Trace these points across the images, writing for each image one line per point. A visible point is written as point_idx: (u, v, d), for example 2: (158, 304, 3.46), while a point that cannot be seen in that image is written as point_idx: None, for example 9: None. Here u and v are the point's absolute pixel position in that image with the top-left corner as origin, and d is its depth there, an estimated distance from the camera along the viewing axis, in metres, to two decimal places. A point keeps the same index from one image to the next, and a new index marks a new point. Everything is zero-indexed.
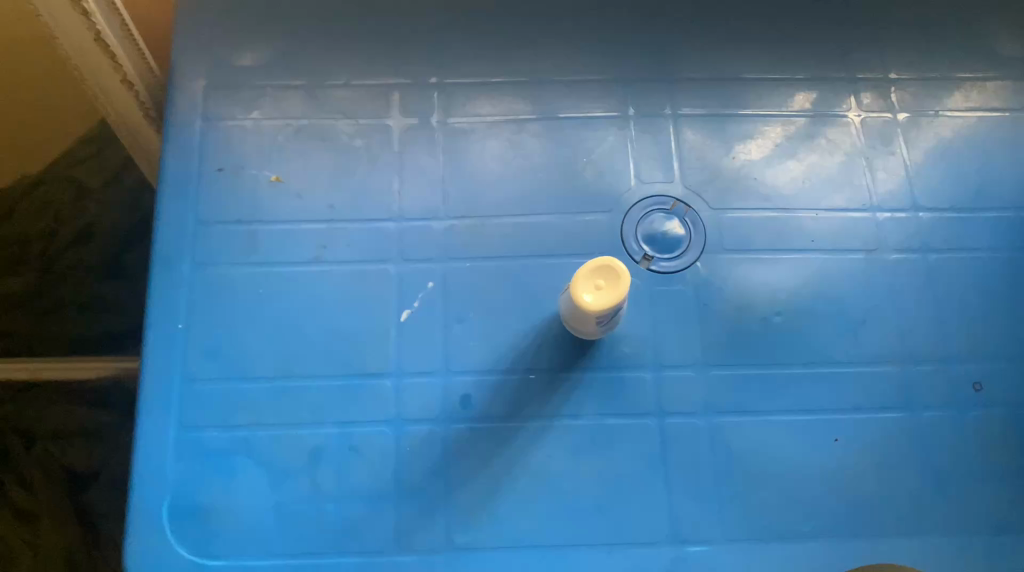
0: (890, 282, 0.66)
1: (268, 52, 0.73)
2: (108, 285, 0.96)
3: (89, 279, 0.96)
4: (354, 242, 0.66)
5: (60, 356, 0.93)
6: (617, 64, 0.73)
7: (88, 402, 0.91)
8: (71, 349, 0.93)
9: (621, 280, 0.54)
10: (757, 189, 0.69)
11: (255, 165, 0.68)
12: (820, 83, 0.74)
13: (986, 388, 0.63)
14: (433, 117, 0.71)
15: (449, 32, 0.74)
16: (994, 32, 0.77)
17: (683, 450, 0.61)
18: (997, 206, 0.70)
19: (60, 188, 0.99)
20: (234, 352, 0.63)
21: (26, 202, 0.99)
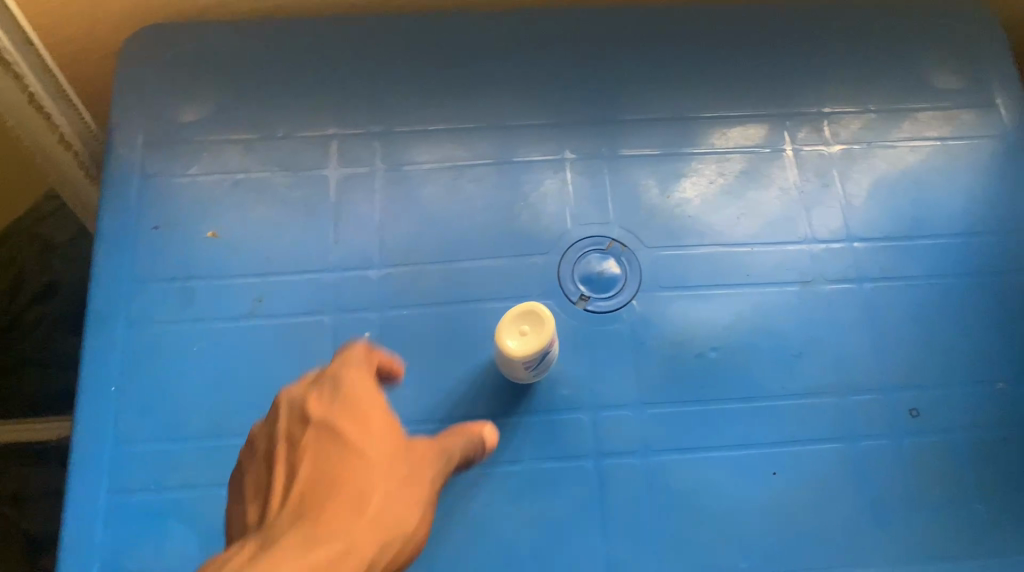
0: (826, 312, 0.67)
1: (208, 107, 0.73)
2: (63, 343, 0.95)
3: (43, 338, 0.95)
4: (290, 294, 0.66)
5: (19, 415, 0.91)
6: (552, 108, 0.74)
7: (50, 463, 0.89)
8: (24, 408, 0.91)
9: (543, 321, 0.57)
10: (692, 227, 0.70)
11: (192, 220, 0.69)
12: (756, 120, 0.74)
13: (922, 415, 0.64)
14: (372, 165, 0.71)
15: (386, 83, 0.75)
16: (925, 65, 0.78)
17: (621, 490, 0.60)
18: (932, 233, 0.70)
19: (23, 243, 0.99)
20: (167, 411, 0.62)
21: None
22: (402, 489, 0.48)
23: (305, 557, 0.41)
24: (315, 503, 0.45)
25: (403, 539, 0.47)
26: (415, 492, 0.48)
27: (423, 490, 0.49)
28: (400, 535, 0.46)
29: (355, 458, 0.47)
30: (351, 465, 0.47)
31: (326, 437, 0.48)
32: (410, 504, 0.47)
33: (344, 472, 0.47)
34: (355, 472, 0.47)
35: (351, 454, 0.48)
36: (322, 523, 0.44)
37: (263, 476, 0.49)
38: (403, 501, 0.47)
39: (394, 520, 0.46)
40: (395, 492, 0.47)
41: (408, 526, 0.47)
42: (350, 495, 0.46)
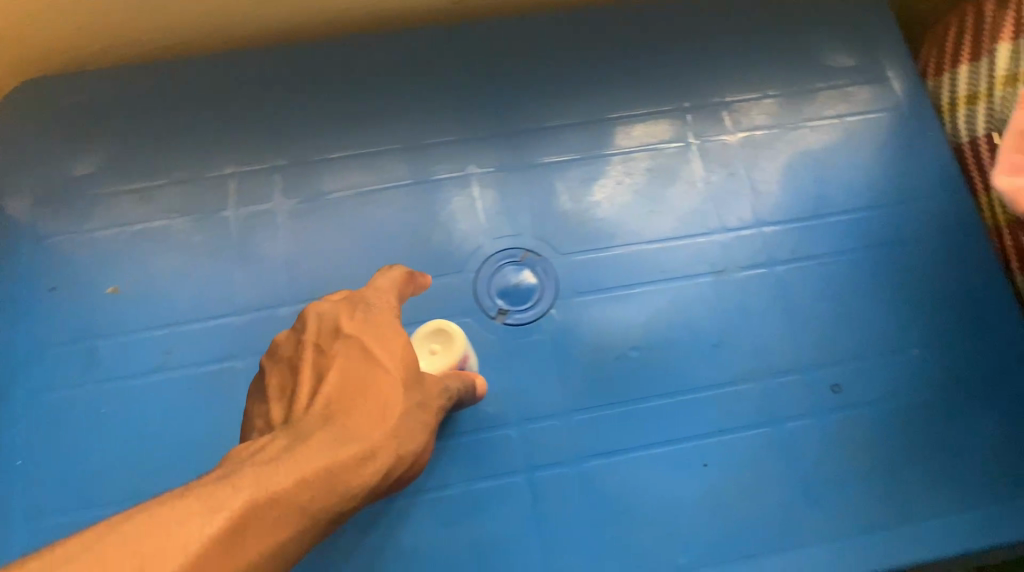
0: (741, 299, 0.67)
1: (97, 159, 0.71)
2: None
3: None
4: (200, 342, 0.64)
5: None
6: (453, 124, 0.73)
7: None
8: None
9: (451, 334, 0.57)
10: (602, 228, 0.69)
11: (91, 276, 0.66)
12: (656, 116, 0.75)
13: (845, 389, 0.64)
14: (273, 201, 0.69)
15: (281, 116, 0.73)
16: (816, 44, 0.79)
17: (554, 501, 0.60)
18: (838, 209, 0.71)
19: None
20: (78, 479, 0.60)
21: None
22: (420, 414, 0.46)
23: (333, 455, 0.40)
24: (341, 403, 0.43)
25: (415, 458, 0.45)
26: (428, 417, 0.47)
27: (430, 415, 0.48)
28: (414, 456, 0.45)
29: (383, 370, 0.45)
30: (375, 378, 0.45)
31: (355, 346, 0.46)
32: (422, 427, 0.46)
33: (371, 383, 0.45)
34: (383, 387, 0.45)
35: (377, 366, 0.45)
36: (347, 424, 0.42)
37: (286, 377, 0.48)
38: (418, 424, 0.46)
39: (410, 440, 0.45)
40: (411, 413, 0.45)
41: (420, 446, 0.45)
42: (375, 404, 0.44)
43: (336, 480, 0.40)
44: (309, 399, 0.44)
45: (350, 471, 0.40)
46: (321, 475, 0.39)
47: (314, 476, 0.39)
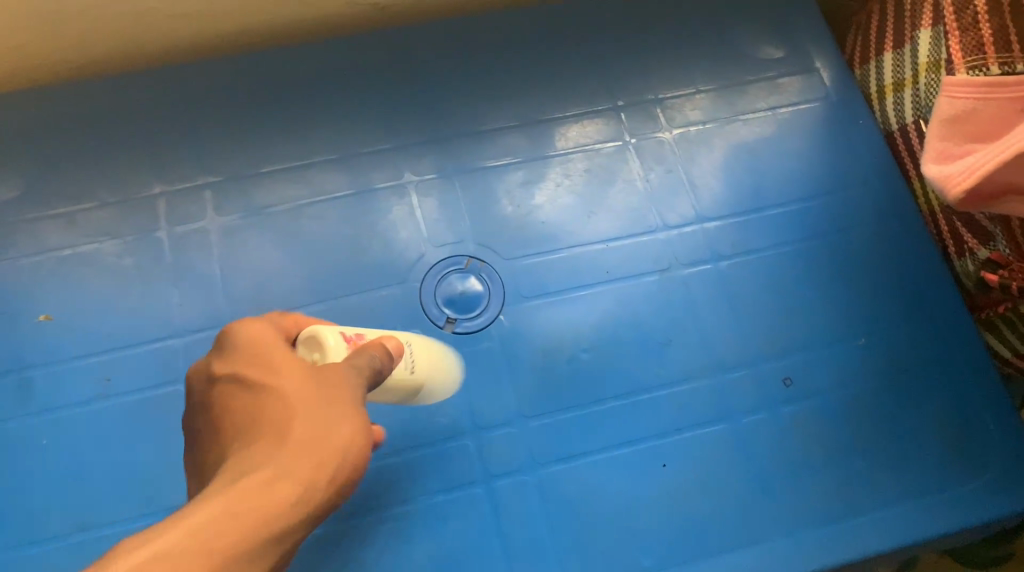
0: (688, 296, 0.67)
1: (19, 182, 0.68)
2: None
3: None
4: (139, 368, 0.62)
5: None
6: (388, 132, 0.72)
7: None
8: None
9: (330, 340, 0.45)
10: (545, 231, 0.69)
11: (18, 307, 0.64)
12: (593, 116, 0.75)
13: (795, 381, 0.65)
14: (205, 219, 0.68)
15: (209, 130, 0.71)
16: (746, 37, 0.80)
17: (514, 510, 0.59)
18: (776, 203, 0.72)
19: None
20: (20, 516, 0.58)
21: None
22: (339, 396, 0.42)
23: (234, 487, 0.36)
24: (243, 444, 0.41)
25: (350, 443, 0.41)
26: (347, 393, 0.42)
27: (352, 401, 0.42)
28: (343, 442, 0.41)
29: (278, 384, 0.42)
30: (276, 393, 0.41)
31: (236, 383, 0.43)
32: (347, 408, 0.42)
33: (269, 404, 0.41)
34: (275, 400, 0.41)
35: (263, 389, 0.41)
36: (249, 457, 0.39)
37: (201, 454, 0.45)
38: (341, 406, 0.41)
39: (334, 430, 0.41)
40: (332, 401, 0.41)
41: (352, 428, 0.41)
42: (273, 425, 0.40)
43: (261, 498, 0.37)
44: (223, 451, 0.42)
45: (255, 492, 0.36)
46: (218, 507, 0.35)
47: (216, 510, 0.35)
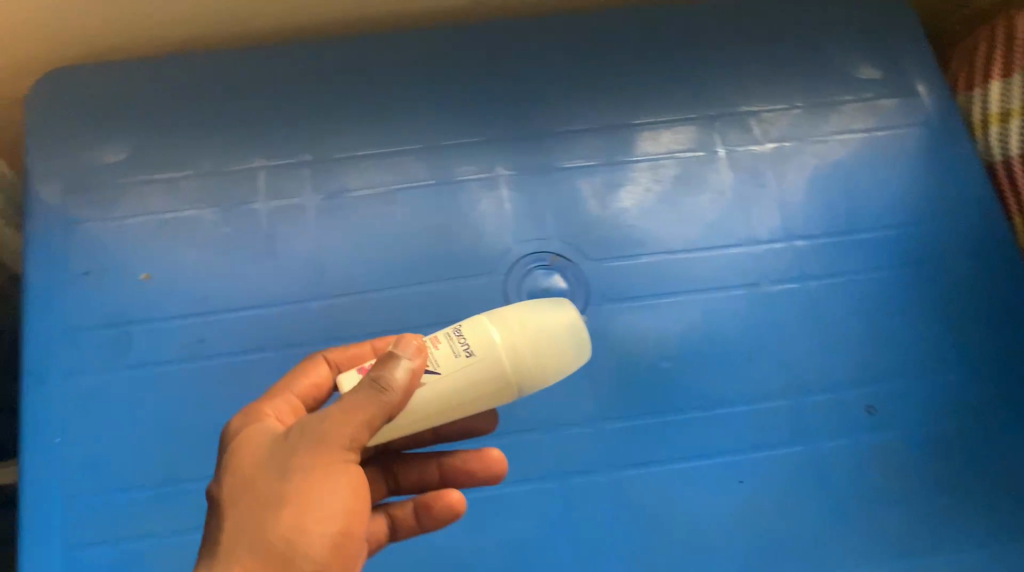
0: (773, 314, 0.67)
1: (129, 146, 0.71)
2: None
3: None
4: (230, 334, 0.64)
5: None
6: (482, 125, 0.73)
7: None
8: None
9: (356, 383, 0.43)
10: (633, 236, 0.69)
11: (122, 265, 0.66)
12: (690, 123, 0.75)
13: (878, 410, 0.64)
14: (301, 196, 0.69)
15: (311, 110, 0.73)
16: (848, 57, 0.79)
17: (585, 509, 0.60)
18: (869, 227, 0.71)
19: None
20: (112, 463, 0.60)
21: None
22: (302, 465, 0.39)
23: None
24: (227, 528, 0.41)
25: (327, 504, 0.39)
26: (325, 445, 0.40)
27: (323, 460, 0.40)
28: (311, 509, 0.39)
29: (243, 476, 0.41)
30: (238, 487, 0.41)
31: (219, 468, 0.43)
32: (312, 469, 0.39)
33: (230, 497, 0.40)
34: (245, 482, 0.40)
35: (234, 471, 0.41)
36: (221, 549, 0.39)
37: None
38: (305, 475, 0.39)
39: (300, 502, 0.39)
40: (293, 475, 0.39)
41: (323, 491, 0.39)
42: (242, 512, 0.40)
43: None
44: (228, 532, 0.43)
45: None
46: None
47: None
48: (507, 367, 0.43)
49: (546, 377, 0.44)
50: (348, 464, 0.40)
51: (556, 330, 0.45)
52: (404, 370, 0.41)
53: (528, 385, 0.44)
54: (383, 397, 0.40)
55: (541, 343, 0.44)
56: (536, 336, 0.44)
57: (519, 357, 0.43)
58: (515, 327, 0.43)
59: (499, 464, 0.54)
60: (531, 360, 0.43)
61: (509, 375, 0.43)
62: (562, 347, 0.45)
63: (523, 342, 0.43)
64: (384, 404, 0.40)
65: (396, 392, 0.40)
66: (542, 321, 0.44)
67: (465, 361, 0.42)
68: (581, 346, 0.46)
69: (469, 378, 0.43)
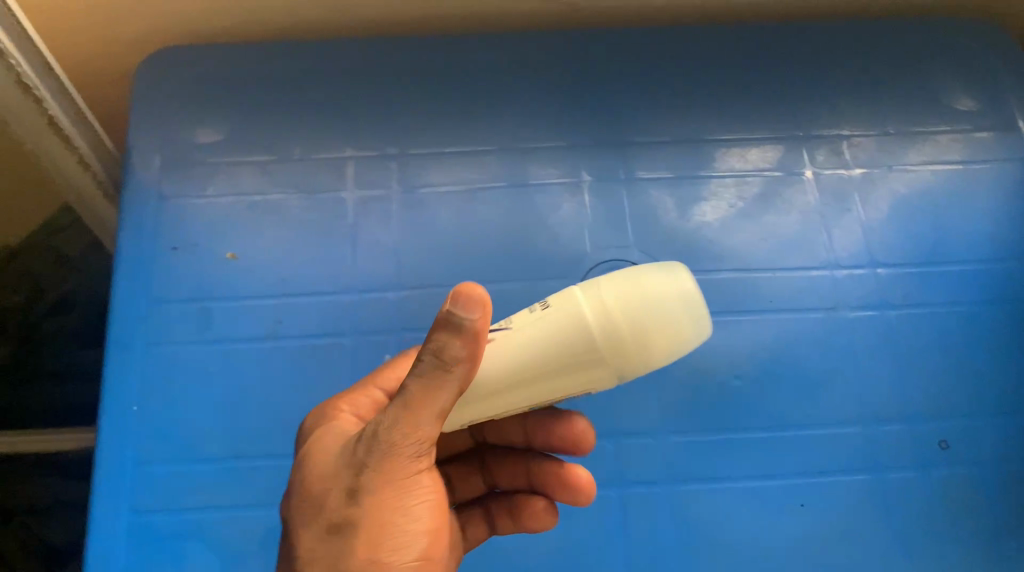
0: (849, 340, 0.66)
1: (225, 127, 0.73)
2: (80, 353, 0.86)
3: (55, 350, 0.86)
4: (309, 317, 0.66)
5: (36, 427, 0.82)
6: (567, 130, 0.74)
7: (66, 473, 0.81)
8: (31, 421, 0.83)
9: None
10: (712, 251, 0.69)
11: (210, 242, 0.68)
12: (777, 142, 0.74)
13: (951, 446, 0.63)
14: (387, 188, 0.71)
15: (402, 105, 0.74)
16: (944, 86, 0.77)
17: (643, 520, 0.60)
18: (956, 259, 0.69)
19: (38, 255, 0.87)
20: (185, 433, 0.62)
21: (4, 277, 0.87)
22: (371, 486, 0.40)
23: None
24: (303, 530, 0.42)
25: (401, 522, 0.41)
26: (397, 465, 0.40)
27: (391, 479, 0.40)
28: (384, 529, 0.41)
29: (318, 484, 0.42)
30: (313, 496, 0.42)
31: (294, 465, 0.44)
32: (388, 490, 0.40)
33: (306, 504, 0.42)
34: (320, 493, 0.41)
35: (310, 477, 0.42)
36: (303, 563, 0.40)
37: None
38: (379, 498, 0.40)
39: (374, 526, 0.40)
40: (365, 498, 0.40)
41: (401, 513, 0.41)
42: (319, 526, 0.41)
43: None
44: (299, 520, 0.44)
45: None
46: None
47: None
48: (595, 347, 0.39)
49: (645, 362, 0.40)
50: (415, 475, 0.41)
51: (666, 309, 0.39)
52: (463, 343, 0.38)
53: (624, 368, 0.40)
54: (447, 374, 0.38)
55: (642, 324, 0.39)
56: (637, 315, 0.39)
57: (613, 338, 0.39)
58: (613, 300, 0.39)
59: (586, 487, 0.53)
60: (625, 342, 0.39)
61: (599, 355, 0.40)
62: (669, 332, 0.40)
63: (618, 320, 0.39)
64: (450, 381, 0.39)
65: (459, 363, 0.38)
66: (650, 296, 0.39)
67: (555, 336, 0.40)
68: (697, 330, 0.41)
69: (554, 356, 0.40)
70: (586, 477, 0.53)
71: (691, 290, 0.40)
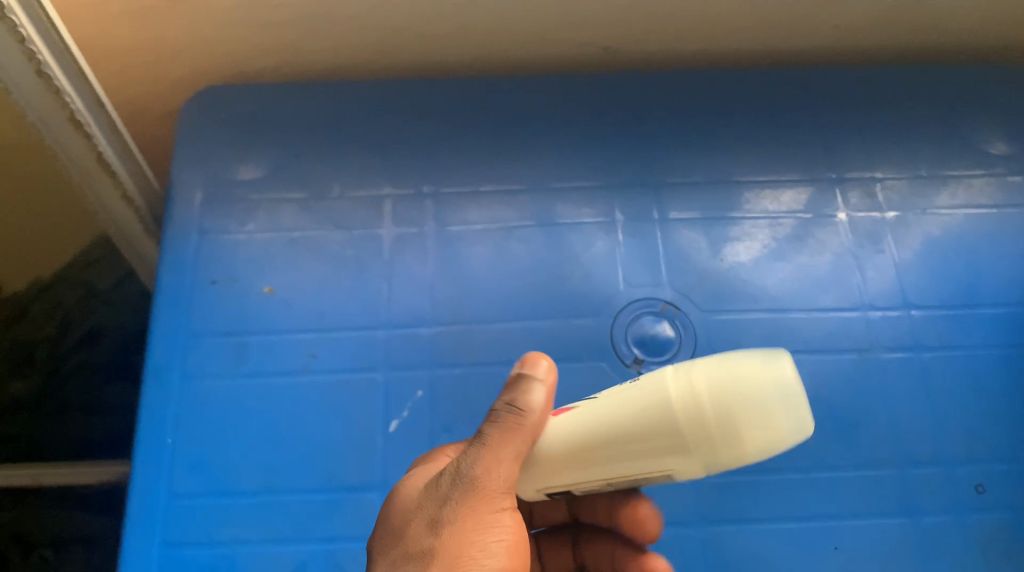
0: (883, 382, 0.66)
1: (266, 164, 0.75)
2: (111, 389, 0.86)
3: (86, 384, 0.86)
4: (344, 351, 0.67)
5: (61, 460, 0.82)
6: (601, 170, 0.75)
7: (88, 506, 0.80)
8: (54, 454, 0.83)
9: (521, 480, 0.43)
10: (745, 291, 0.69)
11: (249, 276, 0.69)
12: (808, 183, 0.75)
13: (988, 490, 0.62)
14: (422, 226, 0.72)
15: (440, 144, 0.76)
16: (978, 130, 0.78)
17: (674, 559, 0.59)
18: (990, 301, 0.69)
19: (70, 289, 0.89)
20: (218, 466, 0.62)
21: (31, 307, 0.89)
22: (453, 517, 0.40)
23: None
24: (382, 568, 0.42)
25: (477, 558, 0.39)
26: (477, 496, 0.40)
27: (472, 510, 0.40)
28: (461, 561, 0.39)
29: (399, 519, 0.42)
30: (395, 530, 0.42)
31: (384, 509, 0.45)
32: (463, 521, 0.40)
33: (387, 537, 0.42)
34: (399, 525, 0.42)
35: (393, 514, 0.43)
36: None
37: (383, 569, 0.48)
38: (454, 528, 0.40)
39: (452, 556, 0.39)
40: (441, 527, 0.40)
41: (475, 548, 0.39)
42: (396, 558, 0.41)
43: None
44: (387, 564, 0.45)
45: None
46: None
47: None
48: (673, 425, 0.38)
49: (736, 448, 0.37)
50: (498, 514, 0.40)
51: (757, 396, 0.36)
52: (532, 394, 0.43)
53: (704, 446, 0.37)
54: (522, 415, 0.42)
55: (728, 399, 0.37)
56: (722, 396, 0.37)
57: (696, 424, 0.37)
58: (700, 384, 0.37)
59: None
60: (711, 429, 0.37)
61: (682, 434, 0.37)
62: (758, 418, 0.36)
63: (702, 397, 0.37)
64: (526, 426, 0.42)
65: (531, 412, 0.42)
66: (738, 382, 0.37)
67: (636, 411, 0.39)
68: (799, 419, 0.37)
69: (629, 433, 0.39)
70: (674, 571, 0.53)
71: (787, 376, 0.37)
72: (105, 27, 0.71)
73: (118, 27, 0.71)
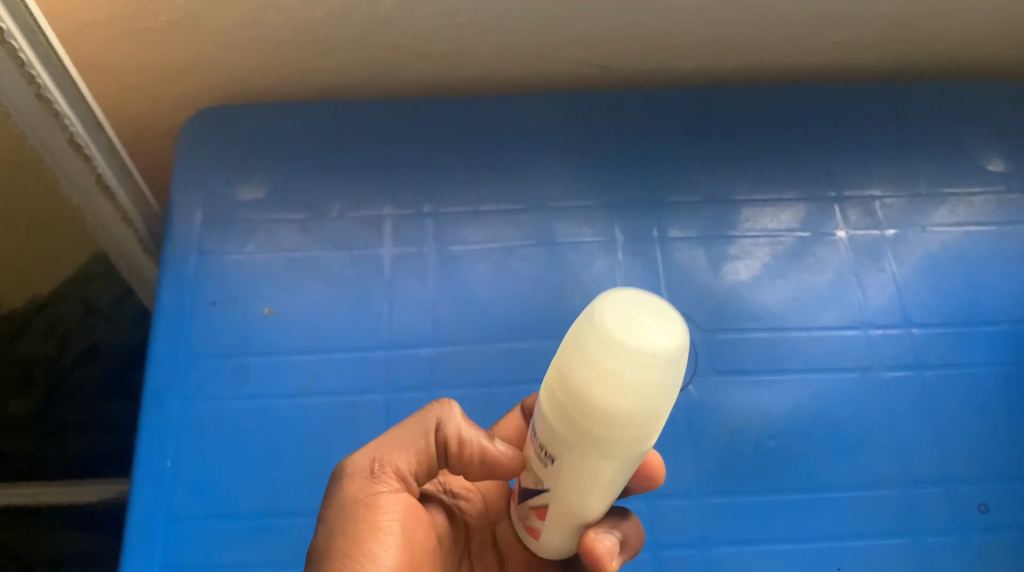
0: (885, 400, 0.66)
1: (267, 185, 0.75)
2: (115, 405, 0.86)
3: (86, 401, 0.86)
4: (345, 373, 0.66)
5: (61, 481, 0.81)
6: (600, 190, 0.75)
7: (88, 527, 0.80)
8: (54, 475, 0.82)
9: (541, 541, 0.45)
10: (746, 309, 0.69)
11: (247, 297, 0.69)
12: (808, 202, 0.75)
13: (991, 509, 0.62)
14: (422, 245, 0.72)
15: (439, 163, 0.76)
16: (976, 148, 0.78)
17: None
18: (990, 319, 0.69)
19: (67, 306, 0.87)
20: (220, 489, 0.62)
21: (28, 323, 0.86)
22: (338, 507, 0.44)
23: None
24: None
25: (372, 525, 0.44)
26: (355, 479, 0.45)
27: (351, 500, 0.44)
28: (353, 535, 0.43)
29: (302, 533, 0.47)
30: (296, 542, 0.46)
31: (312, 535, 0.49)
32: (350, 499, 0.44)
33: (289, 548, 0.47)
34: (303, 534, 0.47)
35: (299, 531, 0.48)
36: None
37: None
38: (344, 509, 0.44)
39: (350, 533, 0.43)
40: (331, 514, 0.44)
41: (370, 516, 0.44)
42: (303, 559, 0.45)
43: None
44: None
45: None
46: None
47: None
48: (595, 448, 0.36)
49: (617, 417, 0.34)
50: (381, 496, 0.44)
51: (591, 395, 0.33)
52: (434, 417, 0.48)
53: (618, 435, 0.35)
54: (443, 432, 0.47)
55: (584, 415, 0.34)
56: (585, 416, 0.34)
57: (611, 445, 0.35)
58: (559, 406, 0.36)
59: (601, 558, 0.43)
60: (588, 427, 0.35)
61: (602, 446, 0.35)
62: (590, 379, 0.33)
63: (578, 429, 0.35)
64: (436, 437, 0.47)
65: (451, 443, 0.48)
66: (594, 385, 0.33)
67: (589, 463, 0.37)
68: (670, 347, 0.32)
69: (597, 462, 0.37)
70: (612, 543, 0.44)
71: (626, 327, 0.32)
72: (105, 49, 0.71)
73: (118, 48, 0.72)
